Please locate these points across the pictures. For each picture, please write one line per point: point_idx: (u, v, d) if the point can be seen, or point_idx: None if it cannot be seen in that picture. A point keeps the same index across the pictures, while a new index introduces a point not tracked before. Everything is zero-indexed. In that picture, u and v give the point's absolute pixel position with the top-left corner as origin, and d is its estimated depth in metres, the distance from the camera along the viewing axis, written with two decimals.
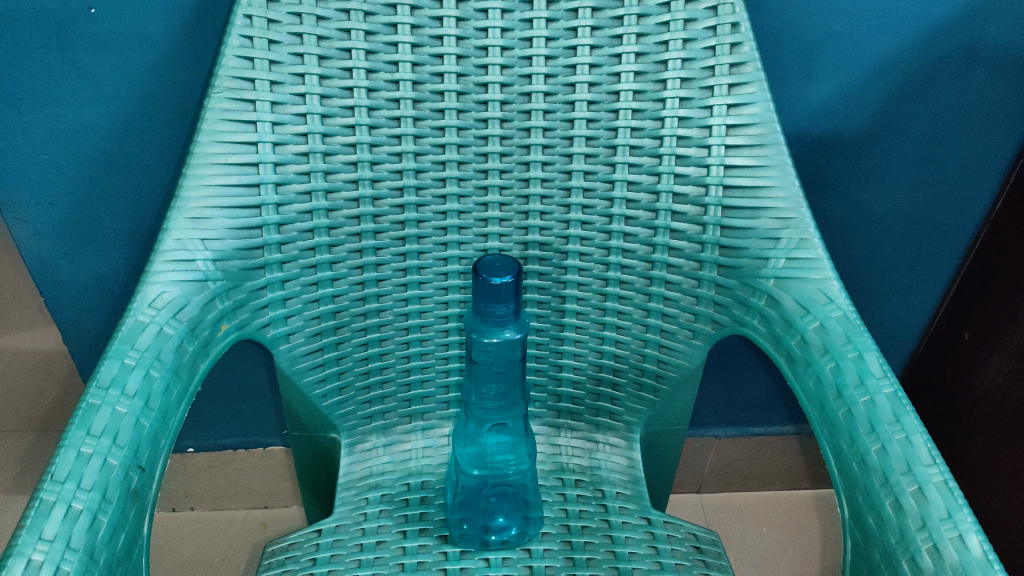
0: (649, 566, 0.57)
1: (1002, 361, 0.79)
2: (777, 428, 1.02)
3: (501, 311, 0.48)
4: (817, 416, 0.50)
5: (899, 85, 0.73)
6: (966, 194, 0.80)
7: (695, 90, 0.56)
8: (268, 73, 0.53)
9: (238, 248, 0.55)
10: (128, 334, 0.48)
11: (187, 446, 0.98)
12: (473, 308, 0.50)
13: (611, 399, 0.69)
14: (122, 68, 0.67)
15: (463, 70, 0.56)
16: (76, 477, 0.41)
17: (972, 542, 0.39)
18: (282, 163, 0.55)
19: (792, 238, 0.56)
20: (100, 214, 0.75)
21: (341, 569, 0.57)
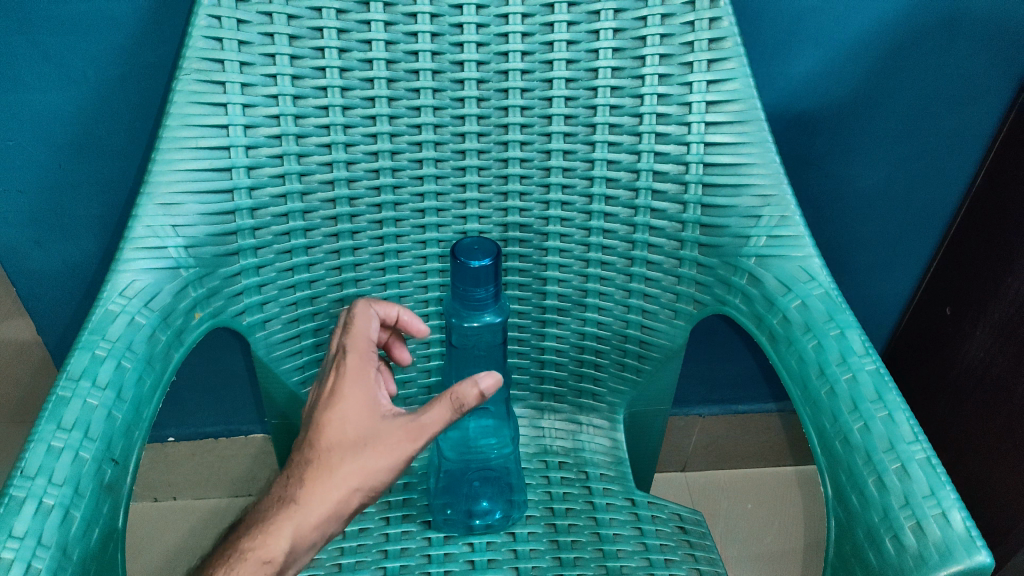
0: (633, 548, 0.57)
1: (984, 336, 0.79)
2: (759, 406, 1.02)
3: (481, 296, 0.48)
4: (800, 395, 0.50)
5: (879, 59, 0.72)
6: (948, 167, 0.80)
7: (674, 66, 0.55)
8: (237, 53, 0.52)
9: (211, 234, 0.54)
10: (98, 325, 0.47)
11: (168, 435, 0.97)
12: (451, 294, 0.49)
13: (594, 380, 0.69)
14: (88, 51, 0.65)
15: (438, 48, 0.55)
16: (47, 472, 0.40)
17: (955, 520, 0.39)
18: (253, 146, 0.54)
19: (773, 216, 0.55)
20: (70, 201, 0.74)
21: (323, 557, 0.56)
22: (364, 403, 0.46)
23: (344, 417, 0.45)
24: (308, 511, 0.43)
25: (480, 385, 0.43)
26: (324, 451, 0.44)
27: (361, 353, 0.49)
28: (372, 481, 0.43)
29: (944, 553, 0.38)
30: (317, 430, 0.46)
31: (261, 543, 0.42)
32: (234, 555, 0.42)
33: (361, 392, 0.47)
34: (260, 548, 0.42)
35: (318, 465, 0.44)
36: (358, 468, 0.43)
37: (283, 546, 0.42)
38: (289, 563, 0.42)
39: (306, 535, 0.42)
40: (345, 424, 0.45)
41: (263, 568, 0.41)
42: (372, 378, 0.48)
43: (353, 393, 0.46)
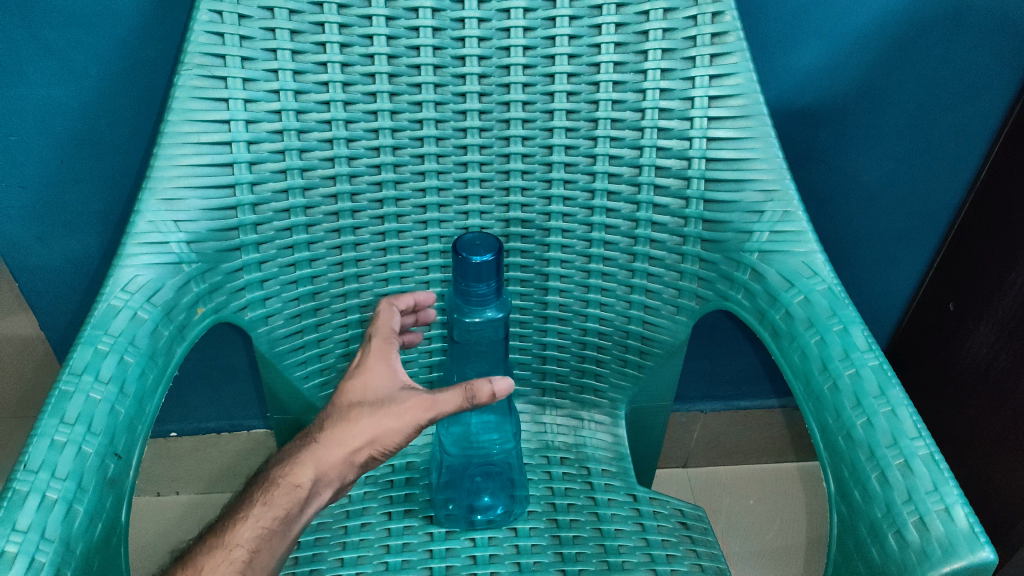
0: (635, 543, 0.57)
1: (987, 332, 0.79)
2: (761, 402, 1.02)
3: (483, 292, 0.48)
4: (803, 390, 0.49)
5: (882, 54, 0.72)
6: (951, 162, 0.80)
7: (677, 61, 0.55)
8: (239, 49, 0.52)
9: (213, 229, 0.54)
10: (101, 319, 0.47)
11: (171, 430, 0.97)
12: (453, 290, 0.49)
13: (596, 376, 0.69)
14: (90, 46, 0.65)
15: (440, 43, 0.55)
16: (50, 466, 0.40)
17: (958, 515, 0.39)
18: (255, 141, 0.54)
19: (775, 211, 0.55)
20: (72, 196, 0.74)
21: (325, 552, 0.56)
22: (384, 372, 0.49)
23: (365, 382, 0.49)
24: (329, 452, 0.46)
25: (492, 385, 0.45)
26: (346, 407, 0.48)
27: (387, 340, 0.52)
28: (388, 436, 0.46)
29: (947, 548, 0.38)
30: (340, 394, 0.49)
31: (288, 474, 0.46)
32: (264, 488, 0.46)
33: (382, 367, 0.50)
34: (291, 474, 0.46)
35: (339, 418, 0.48)
36: (375, 423, 0.46)
37: (309, 473, 0.46)
38: (314, 496, 0.46)
39: (329, 471, 0.46)
40: (366, 387, 0.49)
41: (291, 496, 0.45)
42: (392, 357, 0.51)
43: (374, 364, 0.50)
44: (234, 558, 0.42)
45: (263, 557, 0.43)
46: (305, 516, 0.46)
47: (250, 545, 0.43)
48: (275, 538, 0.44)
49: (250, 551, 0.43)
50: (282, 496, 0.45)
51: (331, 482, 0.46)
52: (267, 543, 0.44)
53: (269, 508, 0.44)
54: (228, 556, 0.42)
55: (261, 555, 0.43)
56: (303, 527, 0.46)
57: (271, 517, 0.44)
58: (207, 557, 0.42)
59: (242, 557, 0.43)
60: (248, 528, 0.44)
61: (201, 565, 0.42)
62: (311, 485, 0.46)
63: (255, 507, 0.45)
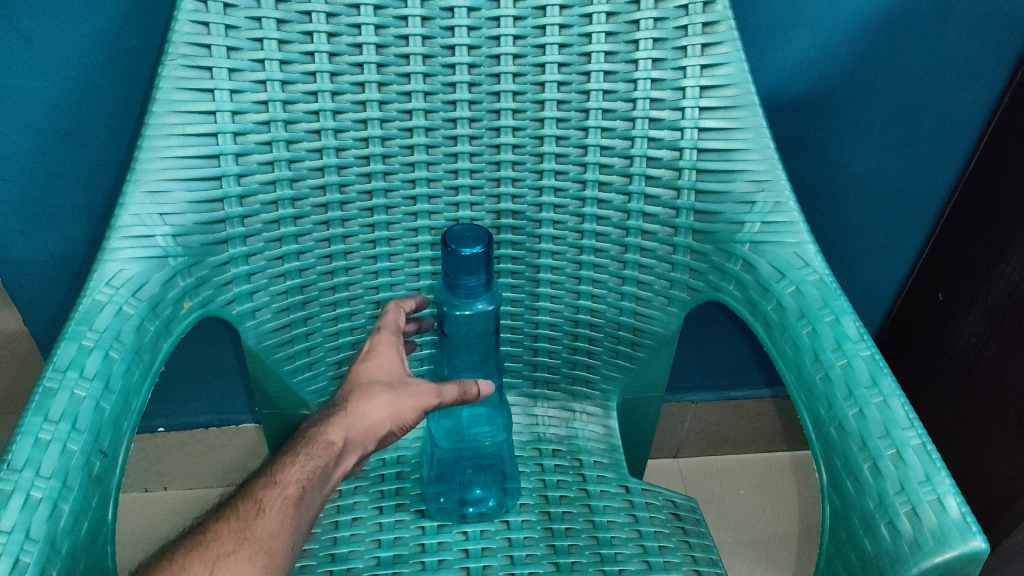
0: (627, 534, 0.57)
1: (976, 322, 0.79)
2: (752, 392, 1.02)
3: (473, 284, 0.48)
4: (795, 381, 0.49)
5: (871, 43, 0.71)
6: (941, 152, 0.80)
7: (668, 51, 0.54)
8: (224, 38, 0.51)
9: (199, 222, 0.53)
10: (86, 314, 0.47)
11: (159, 425, 0.96)
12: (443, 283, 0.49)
13: (587, 368, 0.69)
14: (71, 37, 0.64)
15: (429, 32, 0.54)
16: (34, 464, 0.40)
17: (950, 505, 0.39)
18: (242, 132, 0.53)
19: (768, 202, 0.55)
20: (54, 190, 0.73)
21: (316, 547, 0.56)
22: (393, 359, 0.53)
23: (376, 364, 0.52)
24: (355, 419, 0.48)
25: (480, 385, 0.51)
26: (364, 383, 0.50)
27: (393, 334, 0.55)
28: (405, 413, 0.49)
29: (939, 539, 0.38)
30: (352, 374, 0.52)
31: (321, 433, 0.47)
32: (299, 444, 0.46)
33: (391, 355, 0.53)
34: (325, 433, 0.47)
35: (360, 391, 0.50)
36: (391, 399, 0.49)
37: (340, 435, 0.47)
38: (344, 457, 0.47)
39: (356, 435, 0.48)
40: (377, 368, 0.52)
41: (328, 450, 0.46)
42: (398, 348, 0.54)
43: (384, 350, 0.53)
44: (288, 493, 0.43)
45: (311, 499, 0.43)
46: (339, 473, 0.46)
47: (300, 484, 0.43)
48: (320, 484, 0.44)
49: (300, 489, 0.43)
50: (320, 449, 0.45)
51: (358, 448, 0.48)
52: (314, 486, 0.44)
53: (309, 457, 0.45)
54: (282, 491, 0.43)
55: (309, 497, 0.43)
56: (337, 484, 0.46)
57: (313, 465, 0.45)
58: (263, 493, 0.42)
59: (295, 493, 0.43)
60: (295, 471, 0.44)
61: (256, 499, 0.42)
62: (342, 443, 0.47)
63: (296, 456, 0.45)
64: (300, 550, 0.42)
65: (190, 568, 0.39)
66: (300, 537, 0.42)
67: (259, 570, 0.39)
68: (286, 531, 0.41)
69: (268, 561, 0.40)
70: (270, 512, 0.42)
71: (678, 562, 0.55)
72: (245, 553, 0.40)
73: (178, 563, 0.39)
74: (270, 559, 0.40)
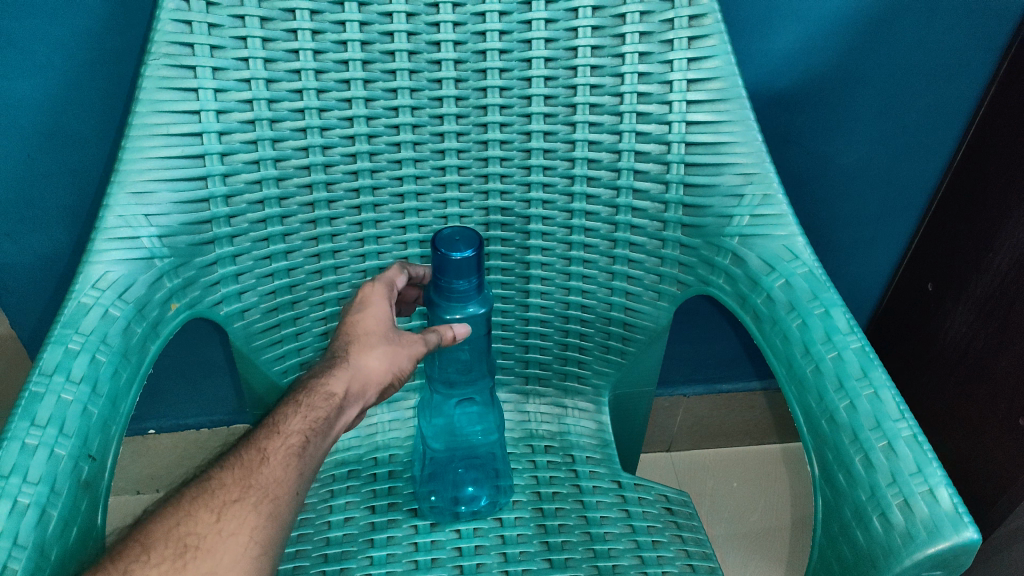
0: (620, 529, 0.57)
1: (965, 313, 0.79)
2: (744, 384, 1.02)
3: (462, 289, 0.48)
4: (785, 373, 0.49)
5: (858, 34, 0.71)
6: (929, 143, 0.80)
7: (654, 44, 0.54)
8: (207, 37, 0.50)
9: (185, 223, 0.53)
10: (72, 317, 0.46)
11: (150, 427, 0.96)
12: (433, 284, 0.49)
13: (578, 363, 0.69)
14: (54, 37, 0.63)
15: (413, 28, 0.54)
16: (21, 470, 0.39)
17: (942, 497, 0.39)
18: (227, 132, 0.53)
19: (756, 194, 0.54)
20: (38, 191, 0.72)
21: (308, 548, 0.55)
22: (387, 309, 0.52)
23: (370, 313, 0.51)
24: (357, 369, 0.48)
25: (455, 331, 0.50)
26: (361, 336, 0.50)
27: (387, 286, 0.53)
28: (404, 364, 0.50)
29: (932, 530, 0.38)
30: (347, 322, 0.51)
31: (322, 383, 0.47)
32: (302, 393, 0.47)
33: (385, 306, 0.52)
34: (325, 385, 0.47)
35: (358, 342, 0.50)
36: (389, 351, 0.49)
37: (341, 385, 0.47)
38: (347, 406, 0.48)
39: (360, 385, 0.48)
40: (372, 317, 0.51)
41: (331, 401, 0.47)
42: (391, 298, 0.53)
43: (378, 300, 0.52)
44: (292, 444, 0.44)
45: (314, 448, 0.45)
46: (341, 422, 0.47)
47: (302, 435, 0.45)
48: (322, 433, 0.46)
49: (303, 439, 0.45)
50: (321, 400, 0.46)
51: (361, 396, 0.49)
52: (317, 436, 0.45)
53: (312, 408, 0.46)
54: (286, 441, 0.44)
55: (312, 447, 0.45)
56: (338, 431, 0.48)
57: (315, 416, 0.46)
58: (266, 443, 0.44)
59: (298, 442, 0.44)
60: (297, 421, 0.45)
61: (260, 449, 0.44)
62: (346, 392, 0.47)
63: (298, 408, 0.46)
64: (303, 495, 0.44)
65: (197, 512, 0.41)
66: (303, 484, 0.44)
67: (263, 518, 0.41)
68: (289, 480, 0.43)
69: (274, 508, 0.42)
70: (273, 461, 0.43)
71: (671, 556, 0.55)
72: (252, 500, 0.41)
73: (187, 505, 0.41)
74: (275, 506, 0.42)
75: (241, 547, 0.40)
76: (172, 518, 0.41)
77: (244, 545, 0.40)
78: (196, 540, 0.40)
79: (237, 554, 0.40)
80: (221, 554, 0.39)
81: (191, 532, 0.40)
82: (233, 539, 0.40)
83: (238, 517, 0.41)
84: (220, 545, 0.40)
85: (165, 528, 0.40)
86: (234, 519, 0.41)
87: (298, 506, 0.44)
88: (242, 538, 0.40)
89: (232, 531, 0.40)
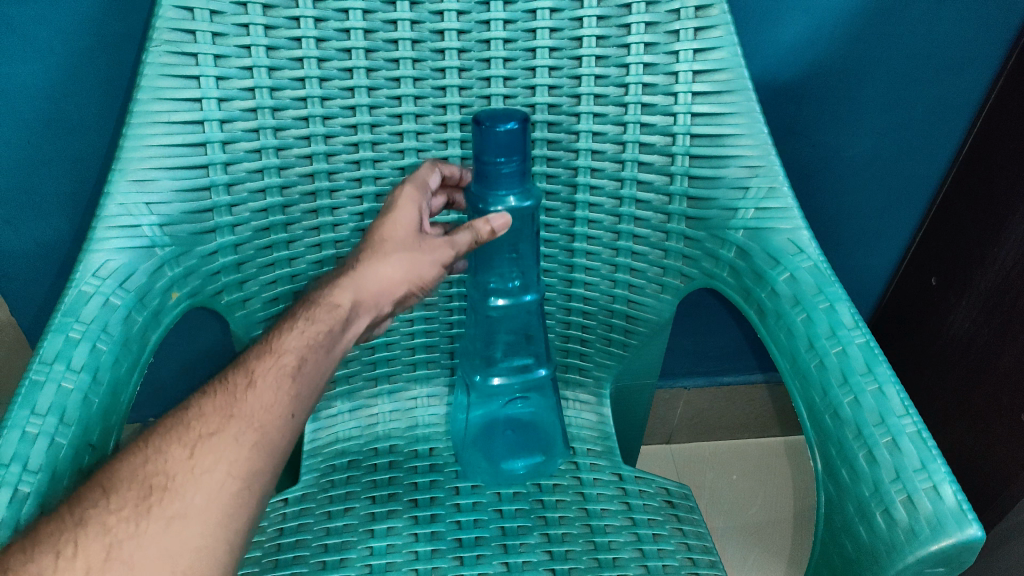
0: (621, 522, 0.57)
1: (969, 308, 0.79)
2: (745, 377, 1.02)
3: (505, 169, 0.48)
4: (790, 368, 0.49)
5: (864, 26, 0.71)
6: (935, 136, 0.79)
7: (660, 35, 0.54)
8: (209, 24, 0.50)
9: (186, 211, 0.52)
10: (72, 306, 0.46)
11: (149, 415, 0.95)
12: (477, 174, 0.49)
13: (580, 355, 0.69)
14: (54, 23, 0.63)
15: (417, 16, 0.53)
16: (21, 459, 0.39)
17: (946, 493, 0.39)
18: (228, 120, 0.52)
19: (761, 187, 0.54)
20: (38, 179, 0.72)
21: (308, 538, 0.55)
22: (413, 215, 0.51)
23: (395, 219, 0.51)
24: (370, 279, 0.49)
25: (491, 223, 0.48)
26: (380, 242, 0.50)
27: (417, 187, 0.52)
28: (422, 271, 0.49)
29: (935, 527, 0.38)
30: (375, 231, 0.51)
31: (327, 297, 0.48)
32: (308, 308, 0.48)
33: (412, 209, 0.52)
34: (328, 300, 0.48)
35: (377, 245, 0.50)
36: (408, 256, 0.49)
37: (347, 296, 0.48)
38: (355, 316, 0.48)
39: (369, 295, 0.49)
40: (396, 222, 0.51)
41: (334, 316, 0.47)
42: (421, 204, 0.52)
43: (405, 205, 0.52)
44: (284, 364, 0.45)
45: (311, 367, 0.45)
46: (350, 332, 0.48)
47: (298, 353, 0.45)
48: (324, 348, 0.46)
49: (299, 358, 0.45)
50: (324, 315, 0.47)
51: (372, 306, 0.49)
52: (314, 352, 0.46)
53: (314, 322, 0.47)
54: (278, 362, 0.45)
55: (310, 365, 0.45)
56: (348, 342, 0.48)
57: (317, 330, 0.47)
58: (256, 366, 0.44)
59: (291, 363, 0.45)
60: (295, 339, 0.46)
61: (249, 373, 0.44)
62: (351, 304, 0.48)
63: (298, 324, 0.47)
64: (303, 419, 0.44)
65: (168, 450, 0.40)
66: (299, 405, 0.44)
67: (243, 449, 0.41)
68: (279, 401, 0.43)
69: (258, 438, 0.41)
70: (260, 385, 0.43)
71: (671, 549, 0.55)
72: (230, 432, 0.41)
73: (159, 443, 0.41)
74: (260, 436, 0.42)
75: (217, 484, 0.39)
76: (142, 457, 0.40)
77: (221, 481, 0.39)
78: (164, 481, 0.39)
79: (213, 490, 0.39)
80: (192, 492, 0.39)
81: (159, 473, 0.39)
82: (206, 477, 0.39)
83: (211, 453, 0.40)
84: (192, 482, 0.39)
85: (131, 469, 0.40)
86: (210, 451, 0.40)
87: (297, 431, 0.44)
88: (217, 475, 0.39)
89: (205, 468, 0.40)
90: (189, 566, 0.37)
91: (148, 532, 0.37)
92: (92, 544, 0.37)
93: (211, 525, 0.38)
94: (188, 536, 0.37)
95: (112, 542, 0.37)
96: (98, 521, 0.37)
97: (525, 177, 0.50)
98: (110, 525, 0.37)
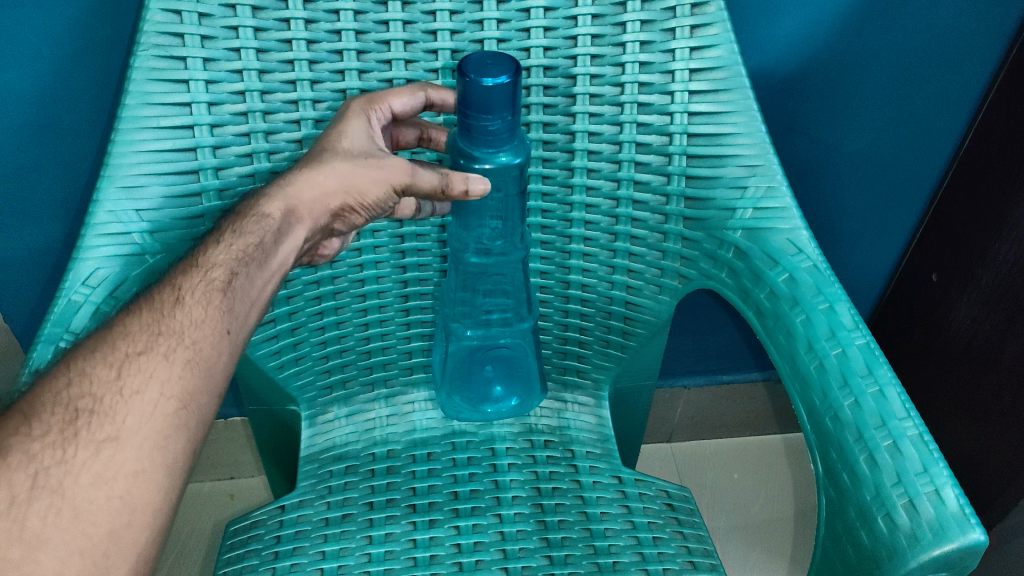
0: (621, 526, 0.56)
1: (970, 305, 0.78)
2: (745, 376, 1.01)
3: (493, 126, 0.46)
4: (789, 370, 0.49)
5: (864, 21, 0.70)
6: (935, 131, 0.79)
7: (656, 33, 0.53)
8: (198, 27, 0.49)
9: (178, 217, 0.51)
10: (62, 315, 0.47)
11: None
12: (462, 130, 0.47)
13: (579, 357, 0.69)
14: (42, 27, 0.62)
15: (409, 17, 0.52)
16: None
17: (949, 497, 0.39)
18: (218, 124, 0.52)
19: (759, 187, 0.54)
20: (29, 185, 0.71)
21: (306, 545, 0.54)
22: (365, 130, 0.50)
23: (345, 131, 0.50)
24: (305, 187, 0.48)
25: (468, 188, 0.48)
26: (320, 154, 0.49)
27: (369, 101, 0.51)
28: (360, 184, 0.49)
29: (939, 532, 0.38)
30: (320, 141, 0.50)
31: (258, 207, 0.47)
32: (236, 221, 0.47)
33: (361, 127, 0.50)
34: (258, 211, 0.47)
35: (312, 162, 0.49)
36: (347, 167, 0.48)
37: (278, 206, 0.47)
38: (288, 228, 0.47)
39: (302, 204, 0.47)
40: (348, 137, 0.50)
41: (265, 224, 0.46)
42: (370, 118, 0.51)
43: (354, 120, 0.50)
44: (213, 279, 0.44)
45: (241, 281, 0.44)
46: (284, 244, 0.47)
47: (227, 267, 0.44)
48: (255, 262, 0.45)
49: (229, 273, 0.44)
50: (254, 225, 0.46)
51: (307, 217, 0.48)
52: (246, 266, 0.45)
53: (243, 234, 0.46)
54: (206, 277, 0.44)
55: (239, 280, 0.44)
56: (285, 254, 0.47)
57: (246, 244, 0.45)
58: (182, 281, 0.43)
59: (221, 278, 0.44)
60: (222, 252, 0.45)
61: (175, 288, 0.43)
62: (282, 215, 0.47)
63: (224, 237, 0.46)
64: (240, 335, 0.44)
65: (94, 371, 0.38)
66: (232, 316, 0.43)
67: (177, 368, 0.39)
68: (208, 318, 0.42)
69: (190, 355, 0.40)
70: (188, 301, 0.42)
71: (672, 553, 0.54)
72: (160, 350, 0.40)
73: (82, 365, 0.39)
74: (192, 355, 0.40)
75: (152, 405, 0.38)
76: (63, 382, 0.38)
77: (155, 402, 0.38)
78: (91, 405, 0.37)
79: (147, 411, 0.38)
80: (125, 415, 0.37)
81: (84, 396, 0.37)
82: (139, 399, 0.38)
83: (141, 372, 0.39)
84: (124, 405, 0.37)
85: (53, 394, 0.37)
86: (143, 367, 0.39)
87: (234, 349, 0.43)
88: (151, 395, 0.38)
89: (136, 390, 0.38)
90: (126, 491, 0.35)
91: (78, 458, 0.35)
92: (16, 474, 0.34)
93: (147, 447, 0.37)
94: (122, 460, 0.36)
95: (36, 471, 0.35)
96: (20, 452, 0.35)
97: (515, 132, 0.48)
98: (33, 453, 0.35)
